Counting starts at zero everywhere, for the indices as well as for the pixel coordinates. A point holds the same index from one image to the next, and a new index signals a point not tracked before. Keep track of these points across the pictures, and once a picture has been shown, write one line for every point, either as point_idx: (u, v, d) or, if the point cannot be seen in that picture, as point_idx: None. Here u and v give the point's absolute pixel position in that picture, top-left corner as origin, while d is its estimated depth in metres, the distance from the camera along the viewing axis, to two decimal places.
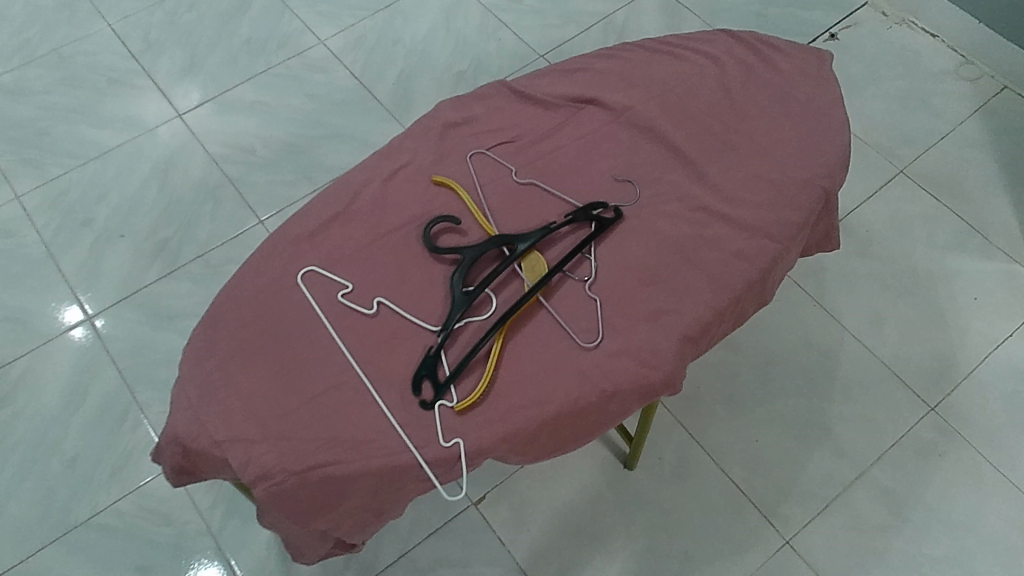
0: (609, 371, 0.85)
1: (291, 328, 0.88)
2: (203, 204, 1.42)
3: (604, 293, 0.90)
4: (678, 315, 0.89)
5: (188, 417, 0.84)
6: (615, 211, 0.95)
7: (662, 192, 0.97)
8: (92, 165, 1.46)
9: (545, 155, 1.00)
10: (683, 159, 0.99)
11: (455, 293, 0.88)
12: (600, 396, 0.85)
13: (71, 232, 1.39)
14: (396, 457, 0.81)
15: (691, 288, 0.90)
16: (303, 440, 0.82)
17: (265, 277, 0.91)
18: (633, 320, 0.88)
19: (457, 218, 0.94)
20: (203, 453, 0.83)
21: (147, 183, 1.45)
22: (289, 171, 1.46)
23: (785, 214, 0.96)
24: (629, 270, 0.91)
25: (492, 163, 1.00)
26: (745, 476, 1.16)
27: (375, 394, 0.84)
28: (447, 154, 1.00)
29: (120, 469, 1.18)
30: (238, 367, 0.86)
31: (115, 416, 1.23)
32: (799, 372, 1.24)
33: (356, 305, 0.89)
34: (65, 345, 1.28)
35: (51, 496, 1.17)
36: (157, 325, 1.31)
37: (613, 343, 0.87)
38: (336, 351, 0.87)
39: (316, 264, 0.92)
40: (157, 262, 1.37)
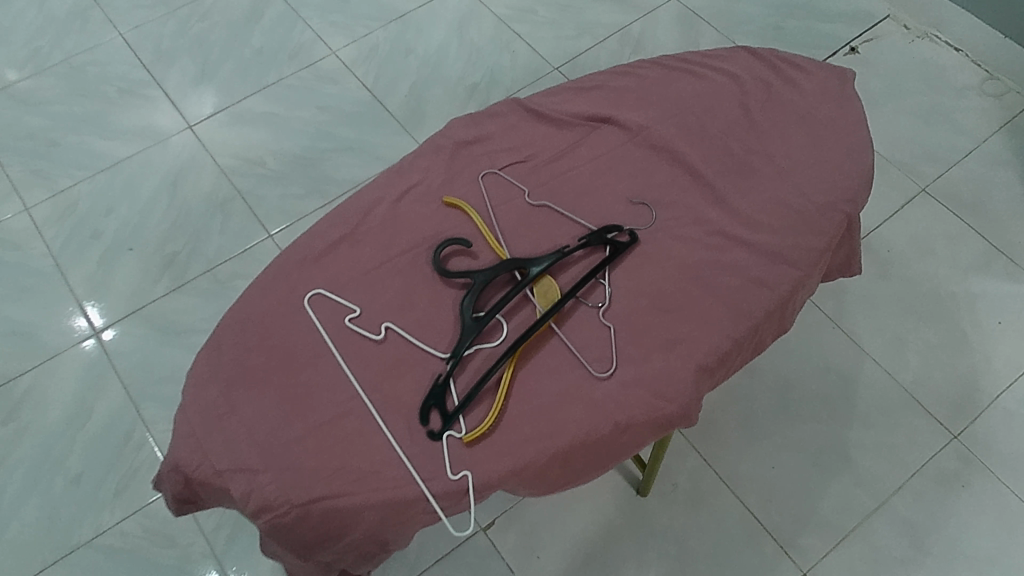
0: (623, 402, 0.83)
1: (297, 353, 0.86)
2: (213, 217, 1.41)
3: (618, 320, 0.87)
4: (694, 344, 0.86)
5: (189, 445, 0.82)
6: (630, 235, 0.92)
7: (679, 215, 0.94)
8: (101, 176, 1.45)
9: (558, 176, 0.98)
10: (701, 181, 0.97)
11: (466, 319, 0.86)
12: (614, 428, 0.82)
13: (79, 246, 1.38)
14: (401, 490, 0.79)
15: (709, 317, 0.88)
16: (307, 471, 0.79)
17: (270, 300, 0.89)
18: (648, 349, 0.85)
19: (468, 241, 0.92)
20: (204, 482, 0.81)
21: (156, 196, 1.43)
22: (299, 184, 1.44)
23: (806, 240, 0.93)
24: (644, 296, 0.89)
25: (504, 183, 0.97)
26: (761, 505, 1.13)
27: (382, 424, 0.82)
28: (458, 174, 0.98)
29: (124, 489, 1.17)
30: (241, 394, 0.84)
31: (120, 434, 1.21)
32: (818, 397, 1.21)
33: (364, 330, 0.87)
34: (71, 361, 1.27)
35: (54, 515, 1.15)
36: (165, 341, 1.29)
37: (627, 373, 0.84)
38: (342, 378, 0.84)
39: (323, 287, 0.90)
40: (165, 276, 1.35)
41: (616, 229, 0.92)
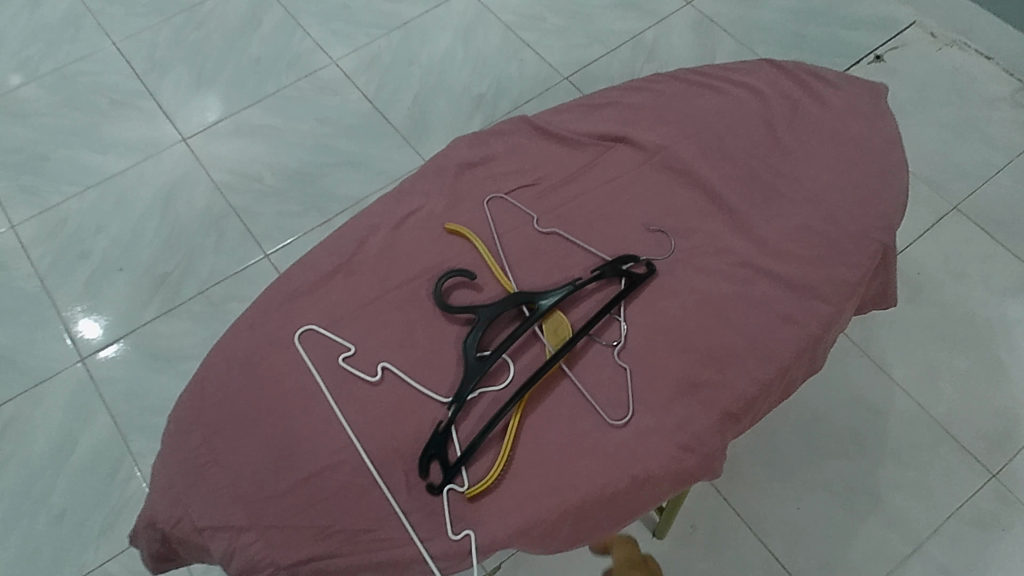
0: (641, 453, 0.75)
1: (286, 396, 0.79)
2: (207, 235, 1.34)
3: (634, 360, 0.80)
4: (719, 388, 0.79)
5: (167, 499, 0.76)
6: (647, 266, 0.85)
7: (700, 245, 0.87)
8: (92, 192, 1.39)
9: (569, 200, 0.91)
10: (724, 207, 0.90)
11: (470, 358, 0.79)
12: (631, 482, 0.75)
13: (67, 266, 1.32)
14: (398, 551, 0.73)
15: (734, 357, 0.81)
16: (295, 529, 0.73)
17: (257, 337, 0.83)
18: (668, 393, 0.78)
19: (473, 273, 0.85)
20: (184, 540, 0.75)
21: (148, 212, 1.37)
22: (297, 201, 1.37)
23: (838, 272, 0.86)
24: (663, 334, 0.81)
25: (510, 209, 0.91)
26: (786, 548, 1.06)
27: (377, 476, 0.75)
28: (462, 198, 0.91)
29: (109, 526, 1.11)
30: (225, 440, 0.77)
31: (107, 468, 1.15)
32: (845, 430, 1.13)
33: (359, 370, 0.80)
34: (57, 388, 1.21)
35: (35, 555, 1.09)
36: (155, 367, 1.23)
37: (645, 420, 0.77)
38: (334, 424, 0.77)
39: (315, 322, 0.83)
40: (156, 298, 1.29)
41: (632, 258, 0.85)
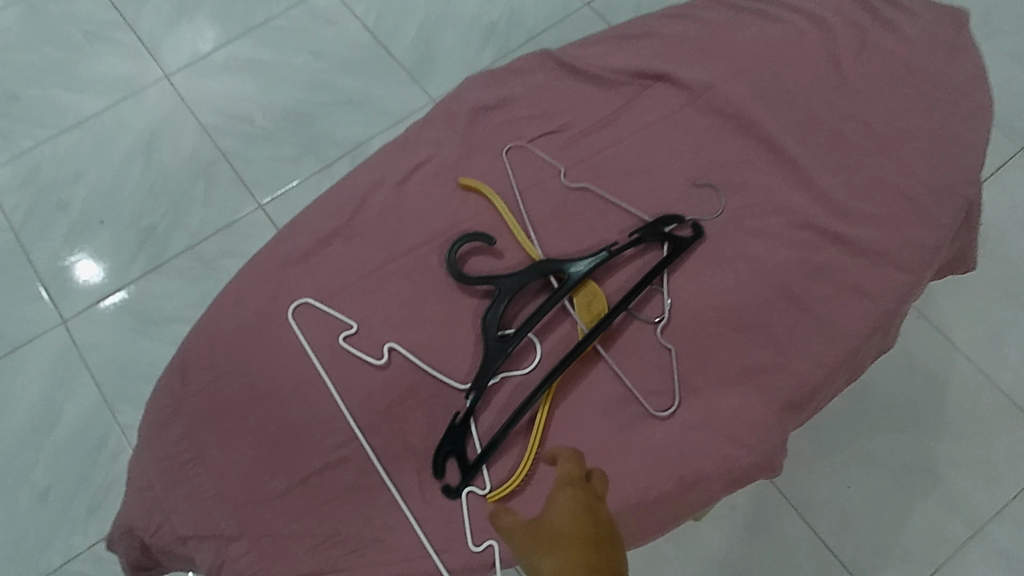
0: (690, 450, 0.66)
1: (278, 384, 0.69)
2: (194, 184, 1.22)
3: (680, 340, 0.69)
4: (779, 373, 0.68)
5: (147, 503, 0.66)
6: (694, 227, 0.73)
7: (754, 202, 0.75)
8: (68, 136, 1.26)
9: (601, 150, 0.79)
10: (783, 158, 0.77)
11: (489, 340, 0.68)
12: (678, 483, 0.65)
13: (44, 218, 1.20)
14: (411, 564, 0.63)
15: (798, 337, 0.70)
16: (293, 539, 0.64)
17: (244, 312, 0.71)
18: (721, 380, 0.68)
19: (491, 237, 0.72)
20: (166, 549, 0.66)
21: (130, 158, 1.24)
22: (292, 145, 1.25)
23: (915, 235, 0.75)
24: (715, 309, 0.70)
25: (534, 161, 0.78)
26: (834, 529, 0.97)
27: (385, 476, 0.65)
28: (478, 148, 0.79)
29: (98, 505, 1.03)
30: (210, 434, 0.67)
31: (94, 441, 1.06)
32: (899, 401, 1.03)
33: (362, 352, 0.69)
34: (37, 354, 1.11)
35: (21, 536, 1.02)
36: (142, 331, 1.13)
37: (694, 412, 0.67)
38: (334, 416, 0.67)
39: (311, 296, 0.71)
40: (142, 253, 1.18)
41: (676, 218, 0.73)
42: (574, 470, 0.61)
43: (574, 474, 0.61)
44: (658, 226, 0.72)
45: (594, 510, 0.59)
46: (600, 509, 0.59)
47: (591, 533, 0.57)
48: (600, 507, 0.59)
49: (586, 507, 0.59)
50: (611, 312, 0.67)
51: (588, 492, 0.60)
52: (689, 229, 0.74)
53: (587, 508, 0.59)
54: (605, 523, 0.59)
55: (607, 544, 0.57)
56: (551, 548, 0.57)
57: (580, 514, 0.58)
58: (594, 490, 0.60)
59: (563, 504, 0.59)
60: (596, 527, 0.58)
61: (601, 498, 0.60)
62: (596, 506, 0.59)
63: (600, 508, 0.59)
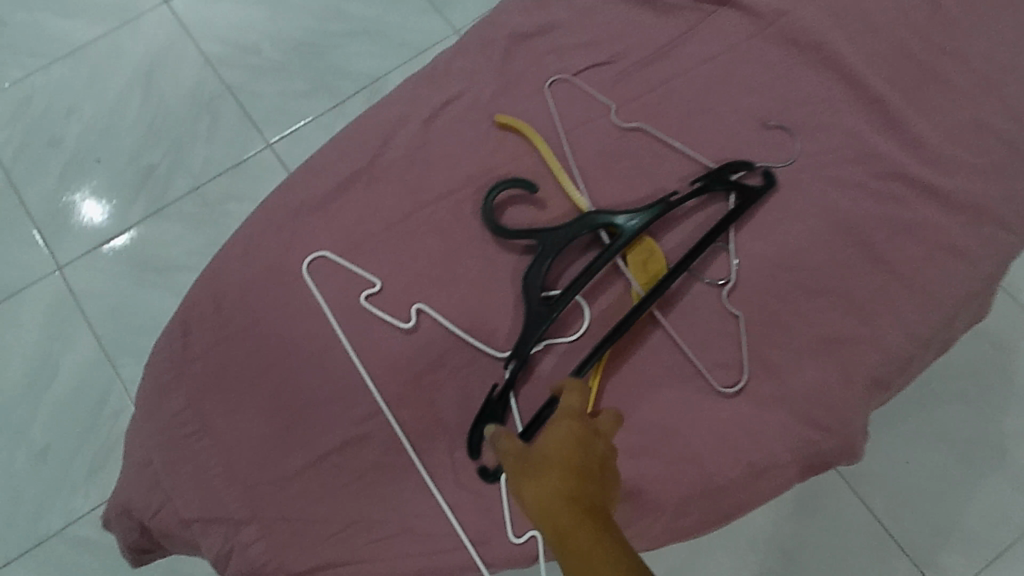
0: (760, 433, 0.58)
1: (292, 349, 0.61)
2: (198, 120, 1.13)
3: (750, 307, 0.61)
4: (862, 345, 0.60)
5: (145, 481, 0.59)
6: (765, 176, 0.64)
7: (835, 148, 0.66)
8: (59, 66, 1.16)
9: (658, 86, 0.69)
10: (868, 97, 0.67)
11: (532, 303, 0.59)
12: (746, 469, 0.58)
13: (36, 156, 1.11)
14: (444, 556, 0.57)
15: (883, 303, 0.61)
16: (311, 525, 0.57)
17: (251, 265, 0.62)
18: (797, 353, 0.60)
19: (535, 184, 0.63)
20: (168, 533, 0.59)
21: (128, 92, 1.14)
22: (303, 79, 1.14)
23: (1016, 189, 0.66)
24: (789, 271, 0.62)
25: (580, 97, 0.68)
26: (891, 509, 0.90)
27: (415, 456, 0.58)
28: (517, 81, 0.69)
29: (101, 466, 0.97)
30: (215, 405, 0.60)
31: (95, 397, 1.00)
32: (966, 369, 0.94)
33: (386, 315, 0.61)
34: (32, 303, 1.04)
35: (19, 498, 0.96)
36: (144, 280, 1.05)
37: (765, 388, 0.59)
38: (357, 387, 0.60)
39: (327, 249, 0.63)
40: (142, 195, 1.09)
41: (745, 164, 0.64)
42: (581, 401, 0.53)
43: (579, 405, 0.53)
44: (724, 172, 0.63)
45: (590, 443, 0.52)
46: (599, 445, 0.52)
47: (577, 472, 0.50)
48: (599, 443, 0.52)
49: (583, 440, 0.51)
50: (671, 273, 0.59)
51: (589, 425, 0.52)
52: (757, 177, 0.65)
53: (583, 443, 0.51)
54: (599, 462, 0.51)
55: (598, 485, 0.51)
56: (534, 475, 0.50)
57: (575, 447, 0.51)
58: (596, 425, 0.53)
59: (557, 430, 0.52)
60: (589, 464, 0.51)
61: (600, 435, 0.52)
62: (594, 442, 0.52)
63: (599, 445, 0.52)
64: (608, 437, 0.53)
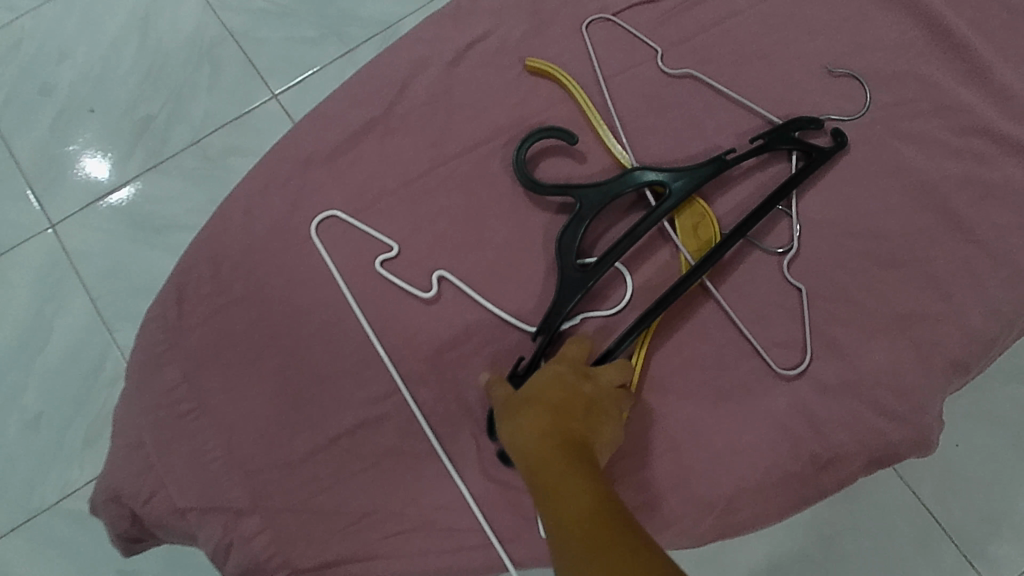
0: (823, 421, 0.51)
1: (300, 319, 0.54)
2: (198, 68, 1.05)
3: (814, 278, 0.54)
4: (940, 324, 0.53)
5: (132, 465, 0.52)
6: (836, 135, 0.56)
7: (912, 100, 0.58)
8: (49, 7, 1.07)
9: (710, 27, 0.61)
10: (949, 42, 0.59)
11: (565, 267, 0.53)
12: (807, 462, 0.51)
13: (25, 104, 1.04)
14: (469, 551, 0.51)
15: (965, 279, 0.54)
16: (320, 516, 0.51)
17: (254, 226, 0.56)
18: (866, 332, 0.53)
19: (575, 136, 0.56)
20: (161, 523, 0.52)
21: (123, 37, 1.06)
22: (311, 24, 1.06)
23: None
24: (858, 239, 0.55)
25: (622, 39, 0.61)
26: (939, 497, 0.81)
27: (436, 442, 0.52)
28: (551, 21, 0.61)
29: (97, 436, 0.92)
30: (214, 381, 0.54)
31: (90, 363, 0.94)
32: None
33: (405, 283, 0.55)
34: (23, 262, 0.97)
35: (10, 468, 0.90)
36: (141, 239, 0.99)
37: (830, 371, 0.52)
38: (372, 363, 0.54)
39: (339, 208, 0.56)
40: (139, 148, 1.02)
41: (814, 121, 0.56)
42: (574, 351, 0.49)
43: (572, 355, 0.49)
44: (790, 129, 0.56)
45: (576, 380, 0.46)
46: (587, 387, 0.46)
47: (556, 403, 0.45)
48: (588, 385, 0.46)
49: (567, 378, 0.46)
50: (725, 239, 0.51)
51: (579, 368, 0.47)
52: (825, 137, 0.58)
53: (569, 381, 0.46)
54: (586, 402, 0.46)
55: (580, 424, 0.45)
56: (510, 412, 0.46)
57: (557, 383, 0.46)
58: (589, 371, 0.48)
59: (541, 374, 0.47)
60: (571, 402, 0.45)
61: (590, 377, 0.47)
62: (583, 383, 0.47)
63: (587, 386, 0.46)
64: (601, 382, 0.47)
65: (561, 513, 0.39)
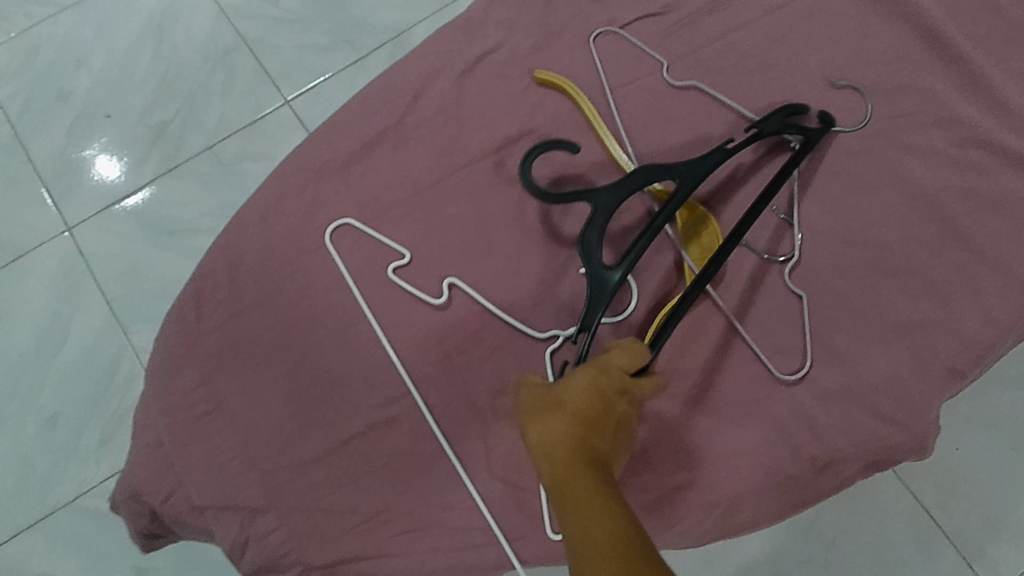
0: (822, 426, 0.53)
1: (314, 324, 0.56)
2: (212, 74, 1.07)
3: (814, 286, 0.55)
4: (939, 332, 0.54)
5: (151, 463, 0.54)
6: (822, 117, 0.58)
7: (911, 112, 0.59)
8: (67, 14, 1.10)
9: (715, 40, 0.62)
10: (948, 55, 0.60)
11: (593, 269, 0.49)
12: (806, 466, 0.52)
13: (43, 109, 1.06)
14: (478, 550, 0.52)
15: (962, 287, 0.55)
16: (332, 515, 0.53)
17: (271, 233, 0.57)
18: (864, 338, 0.54)
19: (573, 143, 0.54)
20: (179, 520, 0.54)
21: (138, 43, 1.09)
22: (323, 31, 1.08)
23: None
24: (858, 248, 0.56)
25: (630, 51, 0.62)
26: (940, 500, 0.82)
27: (445, 443, 0.54)
28: (559, 32, 0.63)
29: (112, 436, 0.93)
30: (230, 383, 0.55)
31: (105, 364, 0.96)
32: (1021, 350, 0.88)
33: (416, 288, 0.57)
34: (40, 264, 1.00)
35: (28, 467, 0.92)
36: (156, 242, 1.00)
37: (829, 377, 0.53)
38: (383, 366, 0.55)
39: (352, 215, 0.58)
40: (154, 153, 1.04)
41: (799, 109, 0.57)
42: (618, 355, 0.47)
43: (613, 359, 0.47)
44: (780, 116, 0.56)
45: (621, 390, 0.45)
46: (619, 406, 0.46)
47: (585, 420, 0.44)
48: (621, 405, 0.46)
49: (604, 394, 0.45)
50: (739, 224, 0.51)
51: (620, 380, 0.46)
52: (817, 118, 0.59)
53: (603, 395, 0.45)
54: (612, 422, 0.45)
55: (603, 443, 0.45)
56: (537, 409, 0.45)
57: (595, 398, 0.44)
58: (625, 383, 0.46)
59: (582, 374, 0.45)
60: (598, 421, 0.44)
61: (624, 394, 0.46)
62: (615, 400, 0.46)
63: (619, 405, 0.46)
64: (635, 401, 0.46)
65: (570, 539, 0.40)
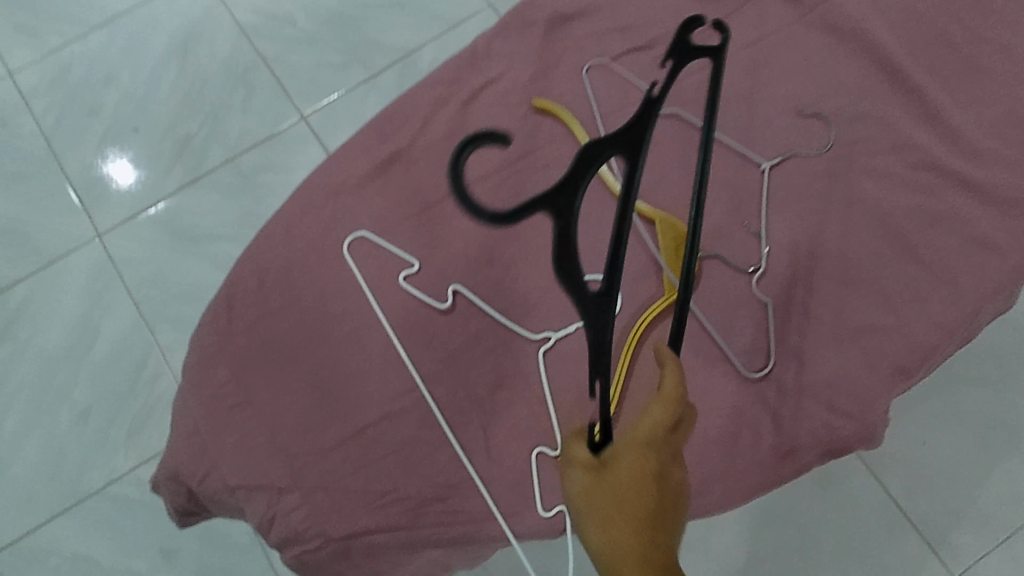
0: (784, 418, 0.59)
1: (334, 326, 0.63)
2: (233, 91, 1.14)
3: (778, 294, 0.62)
4: (890, 334, 0.60)
5: (189, 447, 0.61)
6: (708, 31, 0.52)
7: (868, 138, 0.66)
8: (97, 34, 1.18)
9: (696, 72, 0.69)
10: (903, 87, 0.67)
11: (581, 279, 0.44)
12: (770, 454, 0.59)
13: (75, 123, 1.13)
14: (478, 525, 0.59)
15: (911, 295, 0.61)
16: (347, 494, 0.59)
17: (296, 244, 0.64)
18: (822, 340, 0.61)
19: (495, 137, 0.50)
20: (214, 498, 0.61)
21: (164, 61, 1.16)
22: (336, 51, 1.15)
23: None
24: (818, 260, 0.63)
25: (618, 82, 0.69)
26: (907, 490, 0.89)
27: (449, 432, 0.60)
28: (555, 64, 0.70)
29: (139, 427, 1.00)
30: (259, 377, 0.62)
31: (133, 362, 1.03)
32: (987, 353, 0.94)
33: (425, 295, 0.64)
34: (73, 267, 1.07)
35: (61, 456, 0.99)
36: (180, 248, 1.07)
37: (791, 375, 0.60)
38: (395, 364, 0.62)
39: (367, 228, 0.65)
40: (178, 165, 1.11)
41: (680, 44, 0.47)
42: (654, 421, 0.44)
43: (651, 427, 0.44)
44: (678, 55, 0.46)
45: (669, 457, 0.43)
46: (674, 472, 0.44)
47: (654, 508, 0.42)
48: (676, 469, 0.44)
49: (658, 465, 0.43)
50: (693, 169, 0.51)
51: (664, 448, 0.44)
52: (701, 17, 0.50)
53: (658, 470, 0.43)
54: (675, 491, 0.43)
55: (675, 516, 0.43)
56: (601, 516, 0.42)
57: (653, 479, 0.42)
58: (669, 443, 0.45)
59: (630, 453, 0.43)
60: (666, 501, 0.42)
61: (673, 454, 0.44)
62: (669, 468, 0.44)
63: (674, 472, 0.44)
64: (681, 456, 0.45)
65: None
